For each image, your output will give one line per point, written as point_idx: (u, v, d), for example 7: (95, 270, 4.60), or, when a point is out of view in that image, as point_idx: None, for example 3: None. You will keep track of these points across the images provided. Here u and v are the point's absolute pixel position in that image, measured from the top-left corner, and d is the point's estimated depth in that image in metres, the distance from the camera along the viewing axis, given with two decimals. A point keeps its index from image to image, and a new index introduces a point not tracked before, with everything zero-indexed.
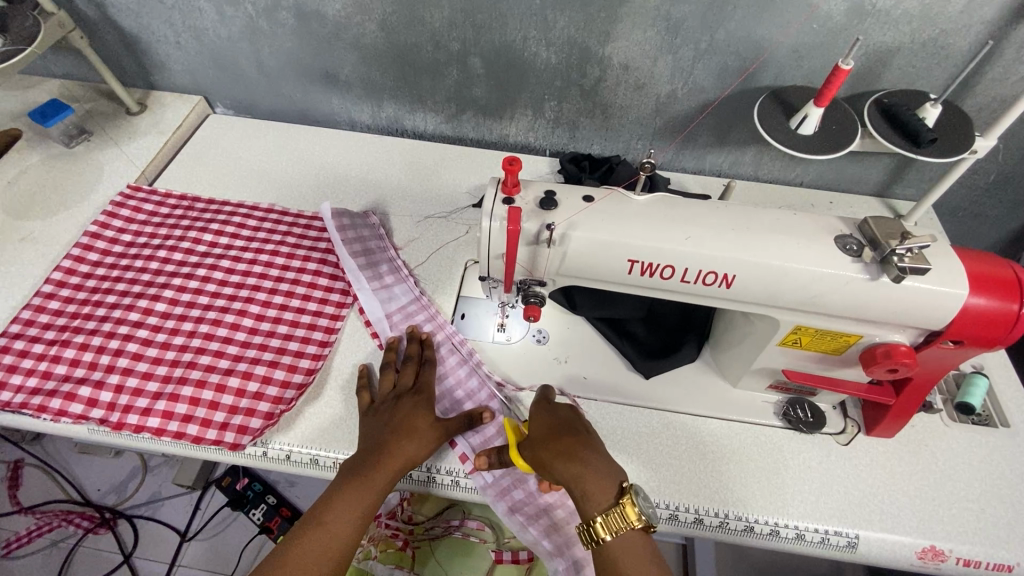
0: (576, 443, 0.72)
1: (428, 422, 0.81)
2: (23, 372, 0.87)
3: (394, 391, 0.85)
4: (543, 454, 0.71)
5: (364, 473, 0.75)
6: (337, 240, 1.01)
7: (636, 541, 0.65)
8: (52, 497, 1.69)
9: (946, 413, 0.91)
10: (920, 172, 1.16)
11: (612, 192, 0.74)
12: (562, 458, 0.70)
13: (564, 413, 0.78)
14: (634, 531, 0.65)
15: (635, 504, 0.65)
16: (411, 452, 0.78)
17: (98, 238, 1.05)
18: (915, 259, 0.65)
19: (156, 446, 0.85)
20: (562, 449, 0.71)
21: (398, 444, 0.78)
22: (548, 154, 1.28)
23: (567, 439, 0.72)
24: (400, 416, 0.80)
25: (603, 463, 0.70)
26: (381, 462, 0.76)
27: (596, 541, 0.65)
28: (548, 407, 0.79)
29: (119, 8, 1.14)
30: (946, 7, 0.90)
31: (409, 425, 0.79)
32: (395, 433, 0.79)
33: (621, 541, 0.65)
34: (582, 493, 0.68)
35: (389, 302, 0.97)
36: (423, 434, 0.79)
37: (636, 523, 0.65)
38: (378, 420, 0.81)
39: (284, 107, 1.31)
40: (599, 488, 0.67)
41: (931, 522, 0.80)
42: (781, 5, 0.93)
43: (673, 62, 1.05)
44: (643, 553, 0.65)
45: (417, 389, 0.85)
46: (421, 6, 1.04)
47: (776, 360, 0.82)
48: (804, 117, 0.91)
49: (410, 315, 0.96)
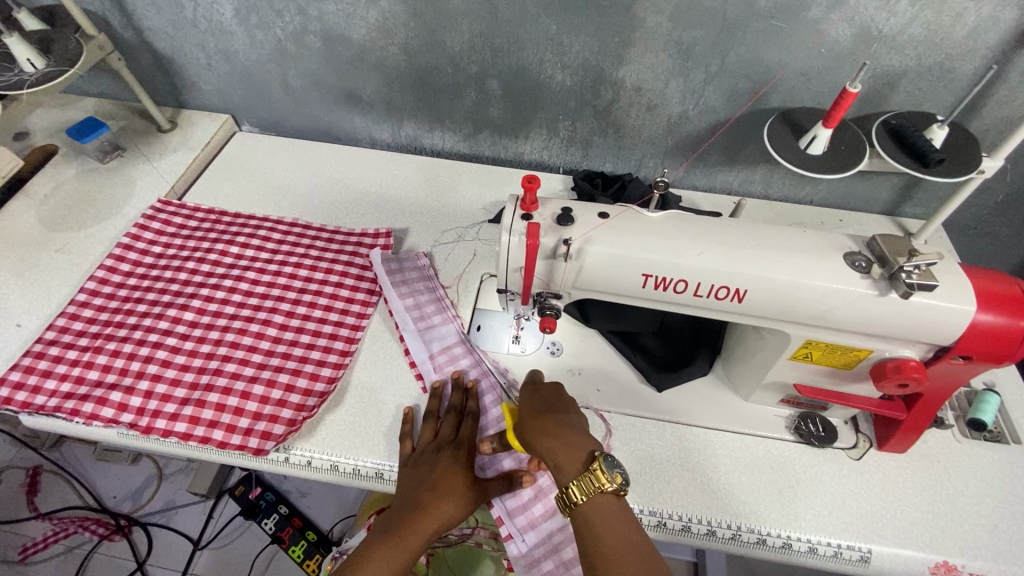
0: (553, 419, 0.74)
1: (465, 480, 0.80)
2: (57, 377, 0.90)
3: (435, 442, 0.85)
4: (523, 432, 0.74)
5: (399, 533, 0.75)
6: (387, 285, 1.03)
7: (610, 504, 0.66)
8: (69, 503, 1.72)
9: (958, 430, 0.92)
10: (928, 191, 1.18)
11: (626, 209, 0.77)
12: (539, 432, 0.72)
13: (547, 395, 0.79)
14: (605, 493, 0.66)
15: (603, 469, 0.66)
16: (447, 510, 0.78)
17: (130, 249, 1.09)
18: (922, 276, 0.67)
19: (182, 451, 0.88)
20: (540, 425, 0.73)
21: (435, 501, 0.77)
22: (562, 172, 1.32)
23: (544, 416, 0.74)
24: (438, 471, 0.80)
25: (577, 435, 0.72)
26: (416, 521, 0.76)
27: (570, 506, 0.67)
28: (534, 390, 0.81)
29: (155, 31, 1.20)
30: (950, 33, 0.93)
31: (447, 483, 0.79)
32: (432, 490, 0.78)
33: (594, 503, 0.66)
34: (555, 462, 0.69)
35: (434, 342, 0.98)
36: (459, 492, 0.79)
37: (607, 486, 0.66)
38: (416, 474, 0.81)
39: (307, 126, 1.37)
40: (572, 457, 0.69)
41: (944, 538, 0.81)
42: (789, 30, 0.97)
43: (684, 84, 1.08)
44: (618, 514, 0.66)
45: (458, 442, 0.85)
46: (442, 31, 1.09)
47: (787, 374, 0.84)
48: (812, 139, 0.93)
49: (454, 358, 0.96)
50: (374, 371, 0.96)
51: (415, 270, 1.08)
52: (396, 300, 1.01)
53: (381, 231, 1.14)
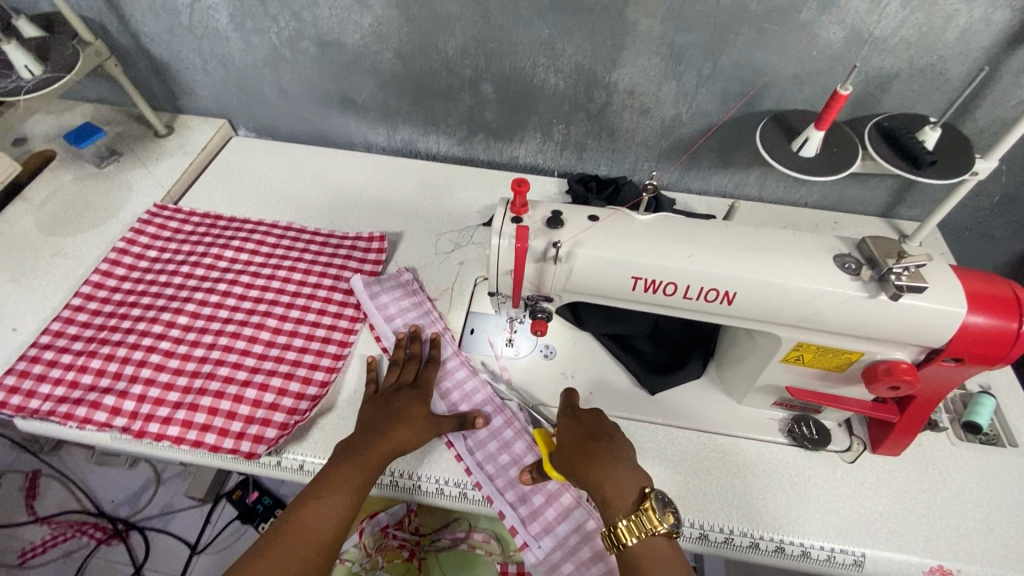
0: (603, 452, 0.75)
1: (422, 411, 0.85)
2: (52, 381, 0.91)
3: (396, 383, 0.90)
4: (572, 464, 0.75)
5: (360, 452, 0.78)
6: (374, 310, 1.00)
7: (660, 546, 0.68)
8: (67, 508, 1.73)
9: (953, 432, 0.91)
10: (923, 193, 1.17)
11: (616, 212, 0.77)
12: (586, 465, 0.74)
13: (589, 423, 0.80)
14: (658, 536, 0.67)
15: (655, 510, 0.67)
16: (406, 437, 0.82)
17: (126, 253, 1.10)
18: (912, 278, 0.67)
19: (175, 455, 0.88)
20: (586, 458, 0.75)
21: (394, 428, 0.81)
22: (556, 175, 1.32)
23: (591, 447, 0.75)
24: (397, 404, 0.85)
25: (627, 470, 0.73)
26: (374, 444, 0.79)
27: (619, 545, 0.68)
28: (574, 417, 0.82)
29: (151, 37, 1.21)
30: (941, 35, 0.93)
31: (405, 412, 0.84)
32: (390, 419, 0.83)
33: (645, 543, 0.67)
34: (603, 499, 0.71)
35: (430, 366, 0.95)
36: (417, 421, 0.83)
37: (658, 528, 0.67)
38: (376, 407, 0.85)
39: (303, 130, 1.37)
40: (621, 494, 0.70)
41: (938, 542, 0.80)
42: (780, 33, 0.97)
43: (677, 87, 1.09)
44: (669, 557, 0.67)
45: (416, 385, 0.90)
46: (436, 35, 1.09)
47: (779, 377, 0.84)
48: (804, 141, 0.93)
49: (456, 383, 0.94)
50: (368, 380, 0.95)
51: (396, 285, 1.05)
52: (389, 323, 0.99)
53: (375, 235, 1.14)
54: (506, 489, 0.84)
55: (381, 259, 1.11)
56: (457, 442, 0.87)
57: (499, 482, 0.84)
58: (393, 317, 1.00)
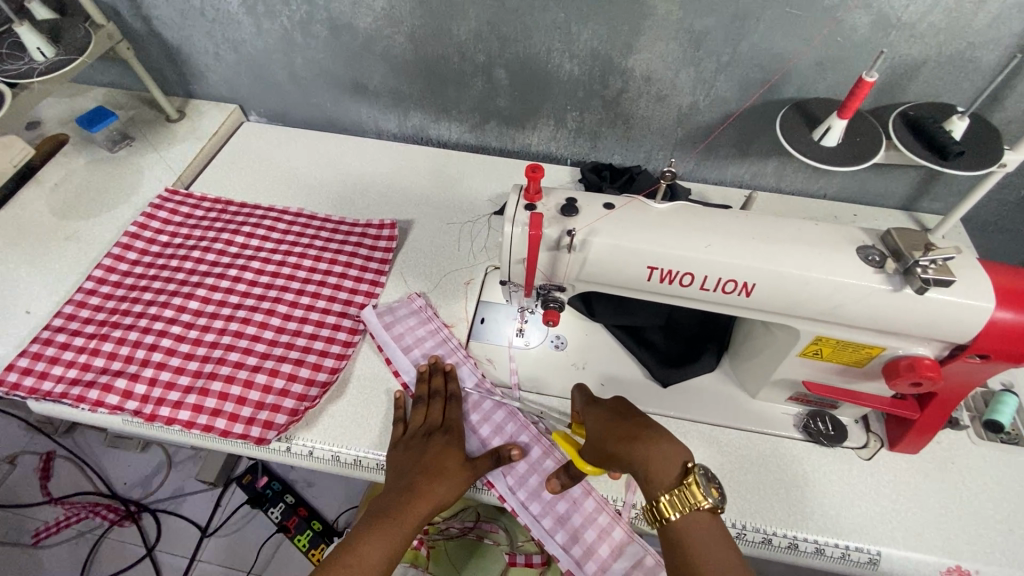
0: (642, 428, 0.72)
1: (458, 462, 0.81)
2: (64, 364, 0.91)
3: (427, 424, 0.85)
4: (609, 443, 0.72)
5: (394, 513, 0.76)
6: (388, 341, 0.95)
7: (705, 523, 0.64)
8: (81, 489, 1.75)
9: (973, 431, 0.89)
10: (947, 186, 1.14)
11: (632, 200, 0.75)
12: (624, 442, 0.71)
13: (619, 406, 0.78)
14: (702, 512, 0.65)
15: (699, 485, 0.65)
16: (441, 493, 0.78)
17: (138, 238, 1.10)
18: (939, 271, 0.65)
19: (185, 439, 0.88)
20: (618, 435, 0.72)
21: (428, 484, 0.78)
22: (569, 163, 1.30)
23: (624, 426, 0.73)
24: (430, 455, 0.80)
25: (670, 442, 0.70)
26: (408, 503, 0.76)
27: (661, 521, 0.66)
28: (595, 403, 0.80)
29: (163, 20, 1.20)
30: (972, 21, 0.90)
31: (440, 465, 0.80)
32: (425, 473, 0.79)
33: (691, 520, 0.65)
34: (645, 474, 0.68)
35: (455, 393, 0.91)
36: (453, 474, 0.79)
37: (702, 504, 0.64)
38: (408, 457, 0.81)
39: (314, 116, 1.36)
40: (665, 472, 0.67)
41: (956, 542, 0.78)
42: (804, 18, 0.94)
43: (695, 74, 1.06)
44: (714, 534, 0.64)
45: (446, 427, 0.85)
46: (449, 19, 1.07)
47: (795, 371, 0.82)
48: (826, 130, 0.91)
49: (485, 415, 0.89)
50: (374, 372, 0.94)
51: (409, 314, 1.00)
52: (409, 354, 0.95)
53: (386, 223, 1.14)
54: (518, 488, 0.83)
55: (392, 247, 1.10)
56: (497, 482, 0.84)
57: (511, 482, 0.84)
58: (410, 349, 0.95)
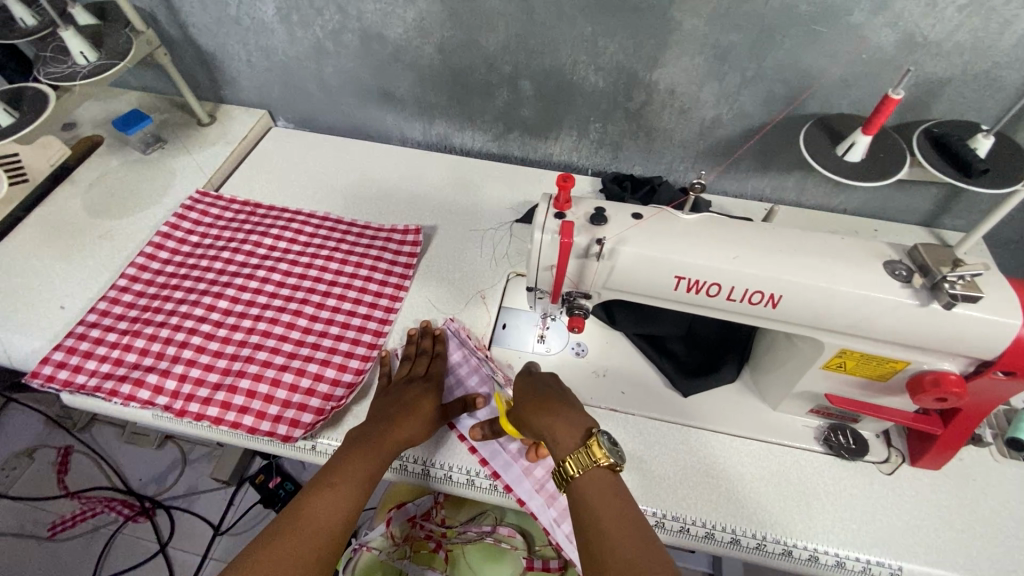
0: (553, 401, 0.77)
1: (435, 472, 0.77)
2: (97, 358, 0.93)
3: (408, 375, 0.91)
4: (524, 414, 0.78)
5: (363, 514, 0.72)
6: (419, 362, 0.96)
7: (604, 479, 0.68)
8: (97, 484, 1.78)
9: (996, 448, 0.89)
10: (969, 203, 1.15)
11: (661, 211, 0.76)
12: (538, 411, 0.76)
13: (544, 380, 0.83)
14: (602, 469, 0.68)
15: (599, 444, 0.69)
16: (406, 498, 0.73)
17: (169, 238, 1.12)
18: (967, 286, 0.65)
19: (213, 435, 0.90)
20: (535, 405, 0.77)
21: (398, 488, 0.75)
22: (590, 173, 1.32)
23: (540, 399, 0.78)
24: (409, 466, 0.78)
25: (576, 415, 0.75)
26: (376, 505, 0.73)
27: (566, 481, 0.69)
28: (528, 375, 0.85)
29: (199, 28, 1.24)
30: (998, 40, 0.91)
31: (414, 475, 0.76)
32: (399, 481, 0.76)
33: (588, 476, 0.68)
34: (553, 441, 0.73)
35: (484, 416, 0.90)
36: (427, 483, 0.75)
37: (601, 460, 0.68)
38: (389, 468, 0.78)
39: (341, 122, 1.39)
40: (570, 436, 0.72)
41: (978, 559, 0.78)
42: (829, 35, 0.95)
43: (719, 88, 1.08)
44: (612, 489, 0.68)
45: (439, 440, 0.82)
46: (477, 31, 1.10)
47: (818, 384, 0.82)
48: (850, 145, 0.93)
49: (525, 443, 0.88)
50: None
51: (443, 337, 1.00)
52: (452, 392, 0.93)
53: (410, 229, 1.16)
54: (563, 521, 0.82)
55: (416, 251, 1.12)
56: (542, 514, 0.82)
57: (541, 508, 0.82)
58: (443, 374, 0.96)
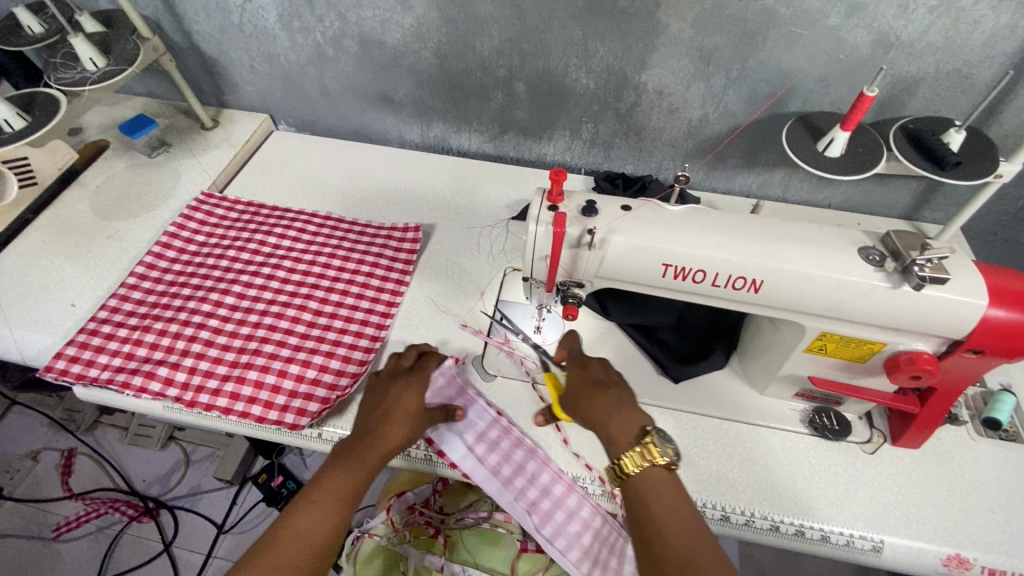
0: (603, 392, 0.81)
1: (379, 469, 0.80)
2: (109, 352, 0.97)
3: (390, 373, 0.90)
4: (582, 409, 0.81)
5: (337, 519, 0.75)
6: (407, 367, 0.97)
7: (659, 477, 0.72)
8: (101, 485, 1.80)
9: (973, 428, 0.93)
10: (947, 196, 1.20)
11: (648, 203, 0.80)
12: (592, 406, 0.80)
13: (592, 365, 0.86)
14: (658, 467, 0.72)
15: (654, 443, 0.73)
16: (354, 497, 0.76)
17: (176, 237, 1.16)
18: (935, 269, 0.70)
19: (222, 425, 0.93)
20: (589, 398, 0.81)
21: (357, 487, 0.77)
22: (583, 172, 1.36)
23: (593, 391, 0.81)
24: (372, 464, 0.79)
25: (630, 411, 0.78)
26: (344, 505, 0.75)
27: (621, 476, 0.74)
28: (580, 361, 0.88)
29: (203, 35, 1.28)
30: (968, 39, 0.95)
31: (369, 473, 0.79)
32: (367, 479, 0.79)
33: (645, 474, 0.72)
34: (609, 437, 0.77)
35: (466, 432, 0.90)
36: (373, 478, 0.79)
37: (658, 459, 0.72)
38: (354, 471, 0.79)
39: (342, 126, 1.43)
40: (624, 434, 0.76)
41: (956, 532, 0.82)
42: (808, 36, 1.00)
43: (705, 88, 1.12)
44: (667, 486, 0.72)
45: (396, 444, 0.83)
46: (473, 36, 1.14)
47: (801, 367, 0.86)
48: (830, 141, 0.97)
49: (505, 455, 0.89)
50: None
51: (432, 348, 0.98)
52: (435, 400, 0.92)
53: (410, 226, 1.20)
54: (545, 525, 0.86)
55: (415, 248, 1.16)
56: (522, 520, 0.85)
57: (536, 521, 0.85)
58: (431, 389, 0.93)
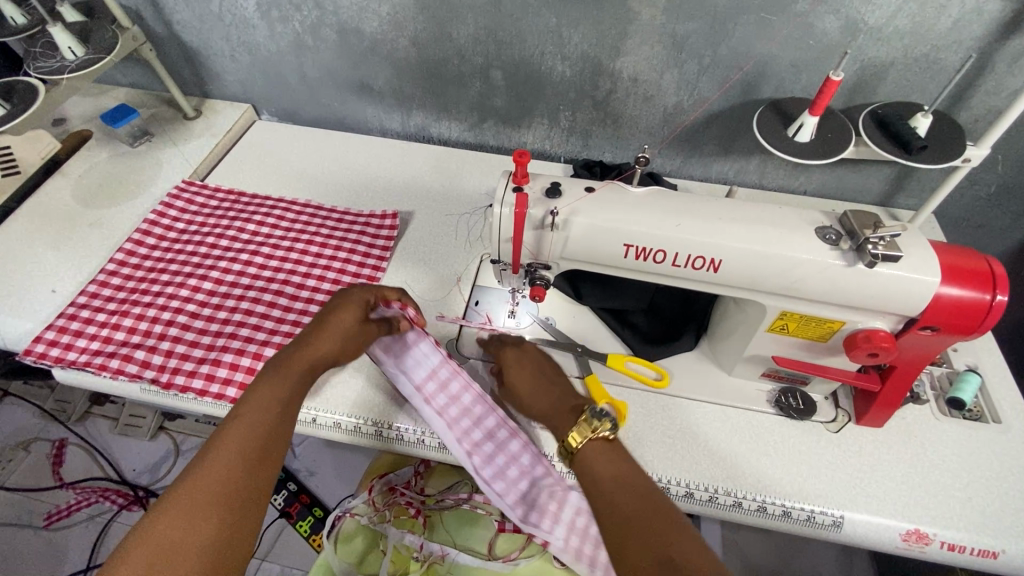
0: (542, 387, 0.88)
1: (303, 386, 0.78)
2: (88, 337, 0.98)
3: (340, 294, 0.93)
4: (524, 403, 0.89)
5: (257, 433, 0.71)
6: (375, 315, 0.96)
7: (603, 450, 0.74)
8: (91, 474, 1.82)
9: (936, 407, 0.95)
10: (920, 182, 1.21)
11: (611, 184, 0.82)
12: (532, 397, 0.88)
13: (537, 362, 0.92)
14: (599, 439, 0.74)
15: (591, 418, 0.76)
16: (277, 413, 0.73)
17: (156, 224, 1.17)
18: (888, 247, 0.71)
19: (199, 407, 0.95)
20: (517, 390, 0.89)
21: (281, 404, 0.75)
22: (562, 161, 1.37)
23: (529, 386, 0.89)
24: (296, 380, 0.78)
25: (562, 398, 0.85)
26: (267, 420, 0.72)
27: (570, 453, 0.75)
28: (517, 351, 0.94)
29: (183, 25, 1.29)
30: (934, 24, 0.97)
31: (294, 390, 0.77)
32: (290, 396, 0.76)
33: (590, 447, 0.74)
34: (555, 425, 0.83)
35: (414, 370, 0.92)
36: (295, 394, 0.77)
37: (598, 431, 0.75)
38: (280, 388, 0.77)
39: (323, 115, 1.44)
40: (564, 415, 0.83)
41: (916, 507, 0.84)
42: (777, 22, 1.01)
43: (679, 75, 1.13)
44: (615, 457, 0.73)
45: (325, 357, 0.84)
46: (449, 24, 1.15)
47: (766, 346, 0.88)
48: (799, 127, 0.99)
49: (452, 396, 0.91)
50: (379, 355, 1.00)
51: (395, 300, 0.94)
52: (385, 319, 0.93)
53: (388, 213, 1.21)
54: (489, 471, 0.87)
55: (393, 235, 1.17)
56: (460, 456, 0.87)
57: (477, 461, 0.87)
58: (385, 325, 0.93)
